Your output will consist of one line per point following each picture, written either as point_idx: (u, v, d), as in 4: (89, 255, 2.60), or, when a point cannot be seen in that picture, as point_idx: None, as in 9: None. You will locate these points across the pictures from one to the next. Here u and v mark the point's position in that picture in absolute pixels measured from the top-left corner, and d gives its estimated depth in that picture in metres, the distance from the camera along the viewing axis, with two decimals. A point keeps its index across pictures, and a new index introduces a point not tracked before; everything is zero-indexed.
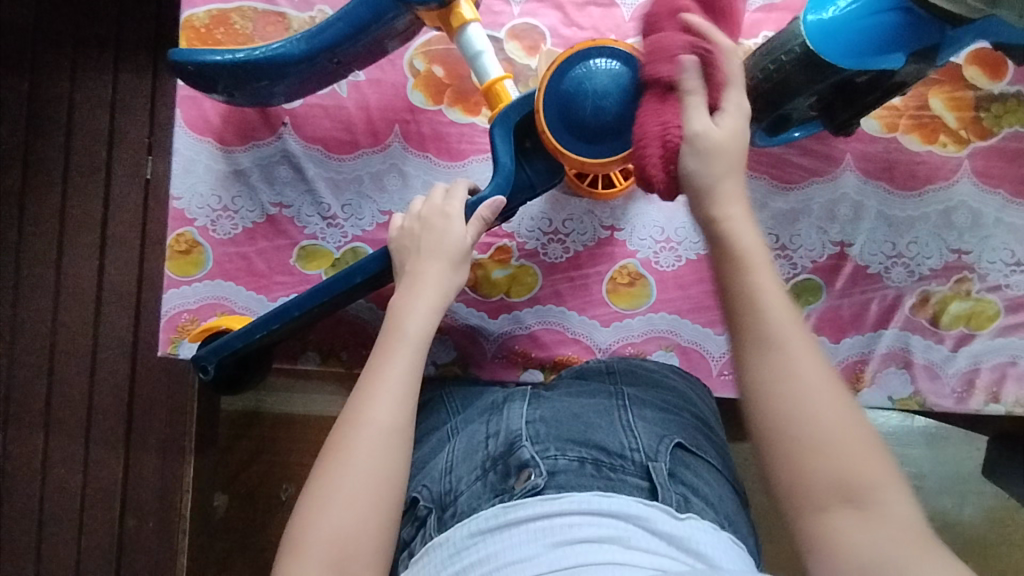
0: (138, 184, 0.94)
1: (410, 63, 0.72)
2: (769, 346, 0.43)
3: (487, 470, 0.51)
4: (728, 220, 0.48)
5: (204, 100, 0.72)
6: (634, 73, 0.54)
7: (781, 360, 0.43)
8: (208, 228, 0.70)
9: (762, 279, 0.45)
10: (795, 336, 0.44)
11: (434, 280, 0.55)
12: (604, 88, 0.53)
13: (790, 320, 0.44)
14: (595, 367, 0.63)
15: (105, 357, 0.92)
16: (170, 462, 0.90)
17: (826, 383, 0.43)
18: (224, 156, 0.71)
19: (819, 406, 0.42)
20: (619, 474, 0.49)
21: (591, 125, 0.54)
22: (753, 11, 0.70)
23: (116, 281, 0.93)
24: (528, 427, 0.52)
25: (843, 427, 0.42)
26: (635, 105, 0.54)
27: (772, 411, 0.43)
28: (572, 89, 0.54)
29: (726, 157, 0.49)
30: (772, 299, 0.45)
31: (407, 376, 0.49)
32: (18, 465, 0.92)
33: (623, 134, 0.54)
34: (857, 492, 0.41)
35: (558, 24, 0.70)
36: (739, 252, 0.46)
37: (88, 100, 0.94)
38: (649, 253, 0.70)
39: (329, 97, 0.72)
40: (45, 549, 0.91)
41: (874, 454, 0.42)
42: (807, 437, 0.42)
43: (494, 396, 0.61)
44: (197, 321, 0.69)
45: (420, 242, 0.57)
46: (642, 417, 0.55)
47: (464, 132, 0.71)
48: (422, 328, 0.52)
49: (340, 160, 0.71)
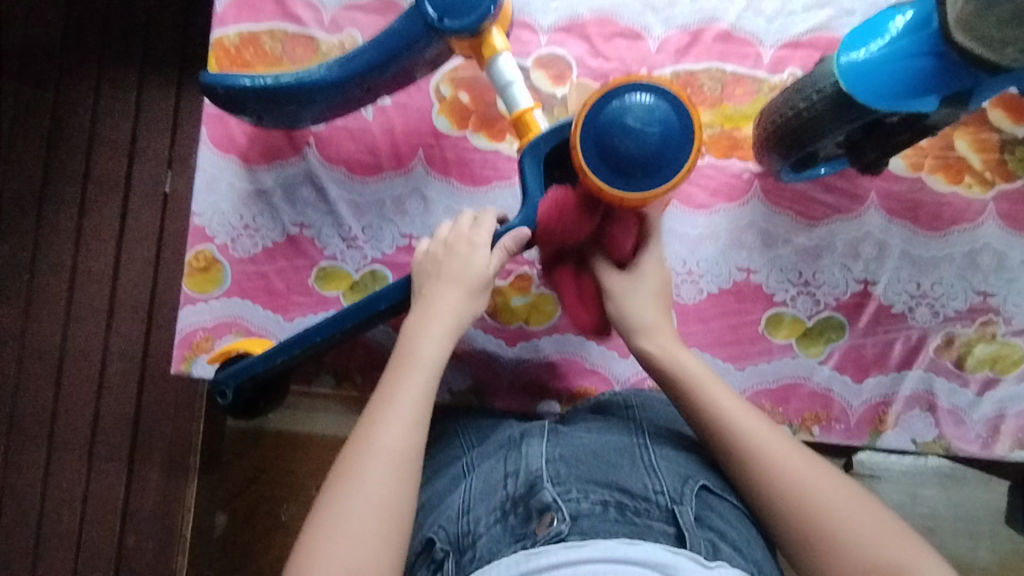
0: (157, 198, 0.94)
1: (437, 88, 0.72)
2: (746, 450, 0.51)
3: (507, 512, 0.49)
4: (665, 352, 0.57)
5: (230, 119, 0.72)
6: (679, 125, 0.49)
7: (754, 457, 0.50)
8: (228, 246, 0.70)
9: (712, 389, 0.54)
10: (763, 431, 0.51)
11: (449, 306, 0.55)
12: (647, 121, 0.48)
13: (750, 419, 0.52)
14: (615, 401, 0.62)
15: (112, 372, 0.92)
16: (173, 479, 0.89)
17: (803, 462, 0.50)
18: (248, 175, 0.71)
19: (750, 426, 0.52)
20: (643, 518, 0.48)
21: (612, 142, 0.49)
22: (779, 47, 0.70)
23: (130, 294, 0.93)
24: (548, 468, 0.51)
25: (830, 489, 0.48)
26: (675, 136, 0.49)
27: (766, 500, 0.49)
28: (616, 111, 0.48)
29: (642, 303, 0.59)
30: (725, 400, 0.53)
31: (418, 403, 0.49)
32: (17, 479, 0.91)
33: (638, 167, 0.49)
34: (882, 565, 0.44)
35: (585, 54, 0.71)
36: (687, 376, 0.55)
37: (111, 114, 0.95)
38: (670, 284, 0.68)
39: (354, 119, 0.72)
40: (39, 566, 0.89)
41: (876, 518, 0.47)
42: (806, 518, 0.47)
43: (511, 431, 0.60)
44: (212, 340, 0.69)
45: (441, 267, 0.57)
46: (664, 458, 0.54)
47: (488, 158, 0.71)
48: (436, 351, 0.52)
49: (363, 182, 0.71)
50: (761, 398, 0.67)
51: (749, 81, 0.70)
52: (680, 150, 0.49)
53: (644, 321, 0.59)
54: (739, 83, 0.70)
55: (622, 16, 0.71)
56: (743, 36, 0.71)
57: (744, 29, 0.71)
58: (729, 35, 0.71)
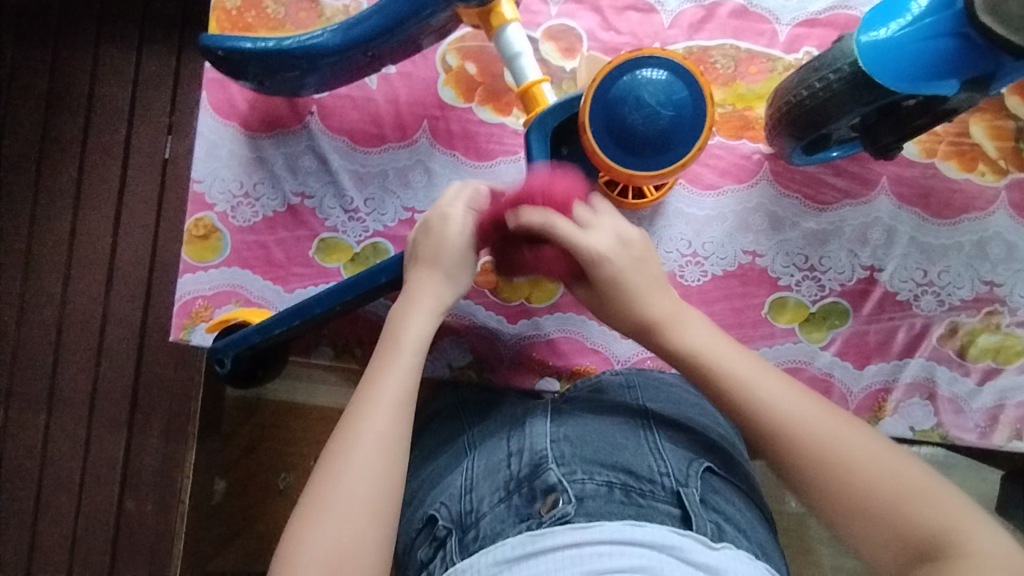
0: (156, 164, 0.93)
1: (443, 58, 0.70)
2: (767, 417, 0.46)
3: (511, 492, 0.49)
4: (663, 314, 0.52)
5: (231, 84, 0.71)
6: (693, 108, 0.48)
7: (776, 424, 0.46)
8: (228, 214, 0.69)
9: (719, 352, 0.50)
10: (784, 394, 0.47)
11: (432, 288, 0.54)
12: (661, 98, 0.47)
13: (765, 381, 0.48)
14: (616, 379, 0.61)
15: (112, 337, 0.92)
16: (172, 444, 0.91)
17: (828, 424, 0.46)
18: (248, 143, 0.70)
19: (782, 398, 0.47)
20: (649, 500, 0.48)
21: (622, 115, 0.48)
22: (795, 25, 0.69)
23: (130, 261, 0.93)
24: (553, 449, 0.51)
25: (863, 454, 0.44)
26: (689, 114, 0.48)
27: (795, 473, 0.45)
28: (631, 82, 0.47)
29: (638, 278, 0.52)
30: (734, 364, 0.49)
31: (402, 389, 0.48)
32: (17, 439, 0.92)
33: (643, 145, 0.48)
34: (923, 537, 0.41)
35: (596, 27, 0.69)
36: (690, 341, 0.50)
37: (110, 77, 0.94)
38: (674, 266, 0.67)
39: (358, 88, 0.70)
40: (39, 525, 0.91)
41: (918, 479, 0.43)
42: (838, 489, 0.44)
43: (513, 410, 0.59)
44: (211, 309, 0.69)
45: (421, 252, 0.56)
46: (669, 438, 0.53)
47: (494, 131, 0.69)
48: (418, 336, 0.51)
49: (365, 153, 0.70)
50: None
51: (763, 60, 0.68)
52: (692, 129, 0.48)
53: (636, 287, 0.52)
54: (753, 61, 0.68)
55: None
56: (759, 13, 0.69)
57: (760, 5, 0.69)
58: (744, 11, 0.69)
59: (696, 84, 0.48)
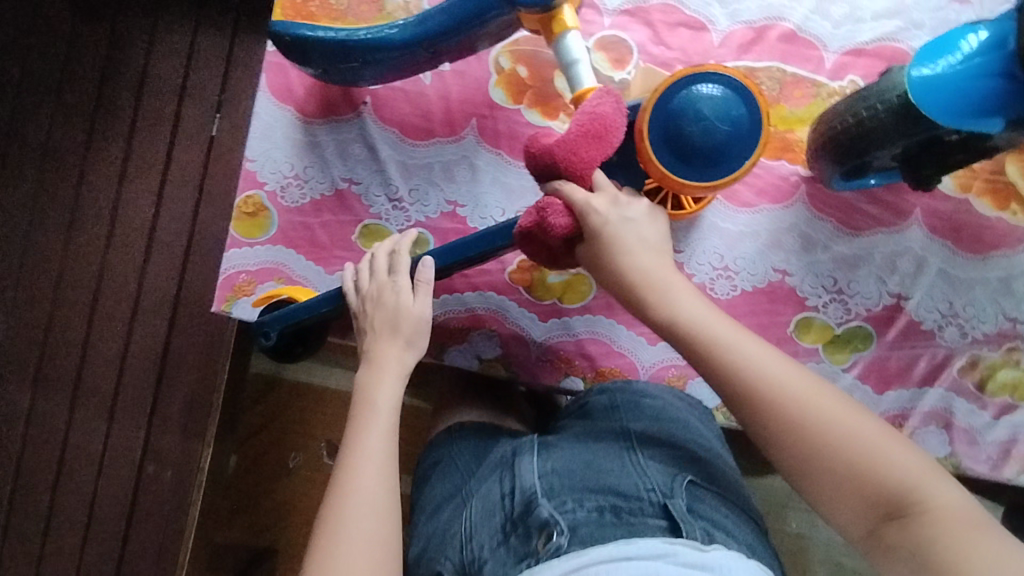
0: (203, 141, 0.97)
1: (496, 60, 0.72)
2: (752, 384, 0.49)
3: (508, 533, 0.52)
4: (649, 284, 0.54)
5: (291, 69, 0.73)
6: (750, 124, 0.50)
7: (760, 391, 0.48)
8: (277, 194, 0.72)
9: (704, 317, 0.52)
10: (765, 359, 0.49)
11: (392, 358, 0.59)
12: (720, 113, 0.49)
13: (748, 346, 0.50)
14: (601, 401, 0.64)
15: (147, 304, 0.96)
16: (197, 410, 0.95)
17: (809, 386, 0.48)
18: (302, 127, 0.73)
19: (765, 365, 0.49)
20: (638, 517, 0.51)
21: (680, 126, 0.49)
22: (842, 53, 0.70)
23: (170, 233, 0.96)
24: (542, 483, 0.54)
25: (841, 416, 0.47)
26: (744, 129, 0.50)
27: (779, 439, 0.48)
28: (693, 95, 0.49)
29: (640, 245, 0.55)
30: (721, 329, 0.51)
31: (383, 443, 0.55)
32: (48, 394, 0.96)
33: (698, 157, 0.50)
34: (896, 496, 0.44)
35: (647, 40, 0.71)
36: (676, 311, 0.52)
37: (166, 54, 0.97)
38: (705, 278, 0.69)
39: (412, 82, 0.73)
40: (63, 476, 0.95)
41: (886, 441, 0.46)
42: (820, 450, 0.46)
43: (502, 450, 0.62)
44: (254, 284, 0.71)
45: (373, 321, 0.61)
46: (652, 457, 0.56)
47: (540, 134, 0.71)
48: (390, 397, 0.58)
49: (413, 146, 0.72)
50: None
51: (807, 85, 0.70)
52: (745, 144, 0.50)
53: (637, 267, 0.54)
54: (798, 85, 0.70)
55: (688, 6, 0.71)
56: (808, 39, 0.70)
57: (810, 31, 0.70)
58: (793, 36, 0.70)
59: (751, 101, 0.50)
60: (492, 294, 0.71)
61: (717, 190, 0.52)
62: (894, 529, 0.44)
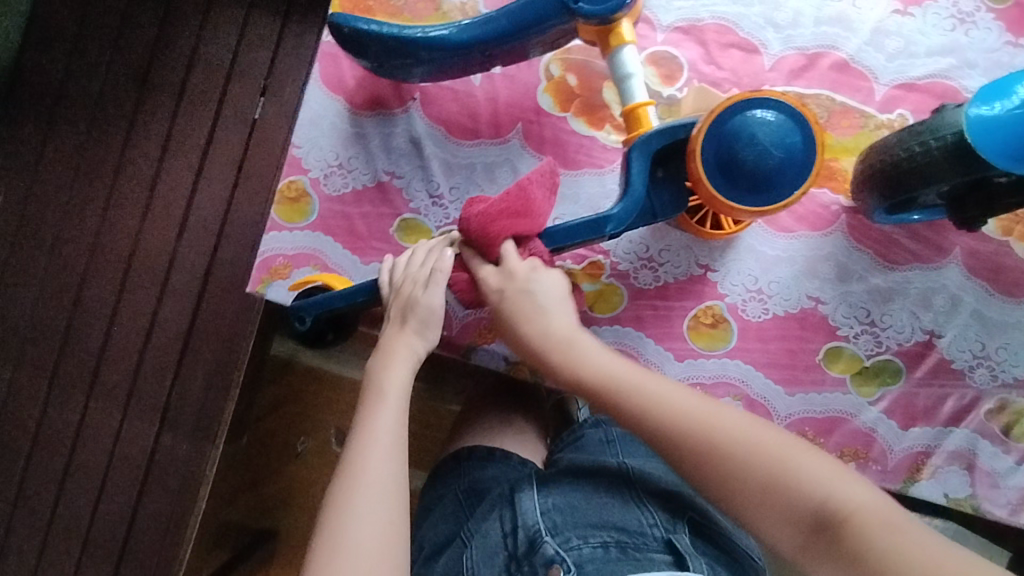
0: (245, 123, 0.98)
1: (546, 67, 0.73)
2: (647, 423, 0.48)
3: (513, 572, 0.55)
4: (559, 331, 0.54)
5: (343, 60, 0.74)
6: (804, 151, 0.50)
7: (657, 426, 0.48)
8: (320, 181, 0.73)
9: (600, 357, 0.52)
10: (658, 390, 0.49)
11: (404, 352, 0.60)
12: (774, 139, 0.49)
13: (643, 379, 0.50)
14: (595, 436, 0.67)
15: (177, 279, 0.98)
16: (216, 386, 0.96)
17: (705, 411, 0.48)
18: (350, 118, 0.73)
19: (663, 395, 0.49)
20: (643, 552, 0.55)
21: (734, 150, 0.49)
22: (893, 86, 0.70)
23: (206, 210, 0.98)
24: (544, 520, 0.57)
25: (740, 436, 0.46)
26: (798, 155, 0.50)
27: (692, 474, 0.47)
28: (751, 119, 0.49)
29: (548, 299, 0.55)
30: (618, 367, 0.51)
31: (392, 428, 0.55)
32: (74, 357, 0.98)
33: (748, 181, 0.50)
34: (818, 510, 0.42)
35: (698, 59, 0.71)
36: (578, 352, 0.53)
37: (217, 34, 0.99)
38: (737, 299, 0.69)
39: (462, 83, 0.74)
40: (81, 440, 0.97)
41: (797, 452, 0.45)
42: (726, 478, 0.45)
43: (497, 485, 0.64)
44: (290, 268, 0.72)
45: (395, 311, 0.62)
46: (650, 489, 0.60)
47: (583, 143, 0.72)
48: (400, 381, 0.58)
49: (458, 145, 0.73)
50: (804, 425, 0.68)
51: (855, 115, 0.70)
52: (799, 170, 0.50)
53: (540, 320, 0.54)
54: (846, 115, 0.70)
55: (742, 28, 0.71)
56: (860, 69, 0.70)
57: (862, 62, 0.71)
58: (845, 65, 0.70)
59: (806, 127, 0.50)
60: None
61: (767, 215, 0.52)
62: (829, 546, 0.41)
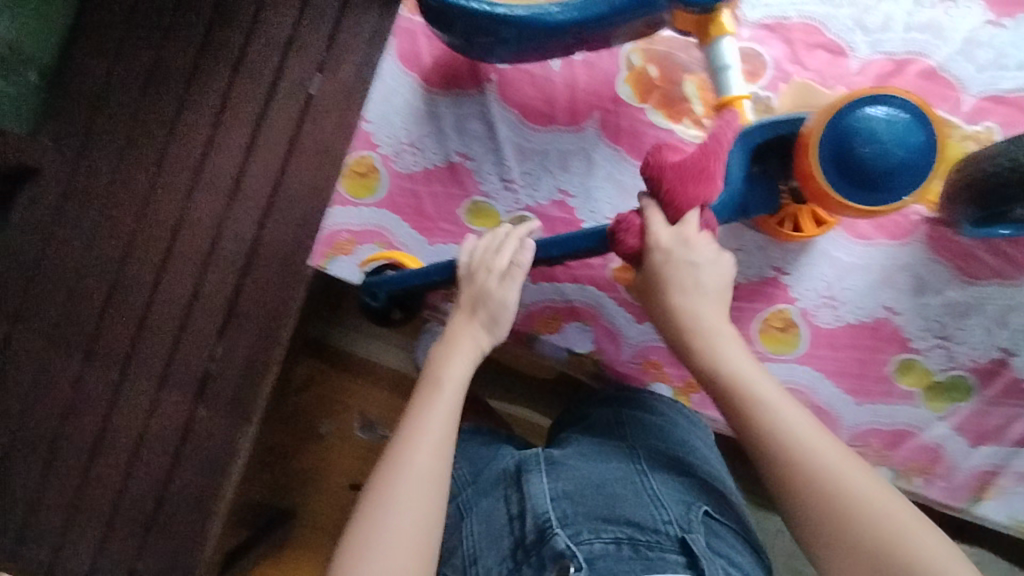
0: (301, 97, 0.97)
1: (627, 56, 0.72)
2: (772, 433, 0.50)
3: (519, 560, 0.54)
4: (696, 325, 0.55)
5: (420, 37, 0.73)
6: (925, 149, 0.49)
7: (779, 439, 0.49)
8: (390, 158, 0.72)
9: (741, 361, 0.53)
10: (791, 410, 0.51)
11: (468, 346, 0.59)
12: (895, 137, 0.48)
13: (777, 393, 0.52)
14: (606, 416, 0.66)
15: (223, 250, 0.97)
16: (255, 361, 0.95)
17: (832, 444, 0.49)
18: (424, 95, 0.72)
19: (795, 417, 0.50)
20: (657, 551, 0.53)
21: (851, 148, 0.49)
22: (981, 98, 0.69)
23: (256, 183, 0.97)
24: (555, 509, 0.55)
25: (859, 478, 0.47)
26: (918, 153, 0.49)
27: (791, 493, 0.48)
28: (871, 115, 0.48)
29: (696, 283, 0.55)
30: (753, 375, 0.53)
31: (442, 426, 0.53)
32: (115, 322, 0.97)
33: (865, 179, 0.50)
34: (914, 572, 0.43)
35: (784, 57, 0.70)
36: (713, 351, 0.54)
37: (278, 7, 0.98)
38: (809, 304, 0.68)
39: (540, 67, 0.72)
40: (117, 406, 0.96)
41: (909, 515, 0.45)
42: (832, 504, 0.46)
43: (504, 460, 0.63)
44: (354, 244, 0.71)
45: (466, 300, 0.61)
46: (665, 484, 0.58)
47: (661, 135, 0.71)
48: (459, 376, 0.57)
49: (532, 130, 0.72)
50: (871, 436, 0.68)
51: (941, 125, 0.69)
52: (918, 168, 0.49)
53: (687, 309, 0.55)
54: None
55: (830, 28, 0.70)
56: (948, 79, 0.69)
57: (951, 71, 0.69)
58: (933, 73, 0.69)
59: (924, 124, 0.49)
60: (591, 288, 0.70)
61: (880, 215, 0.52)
62: None
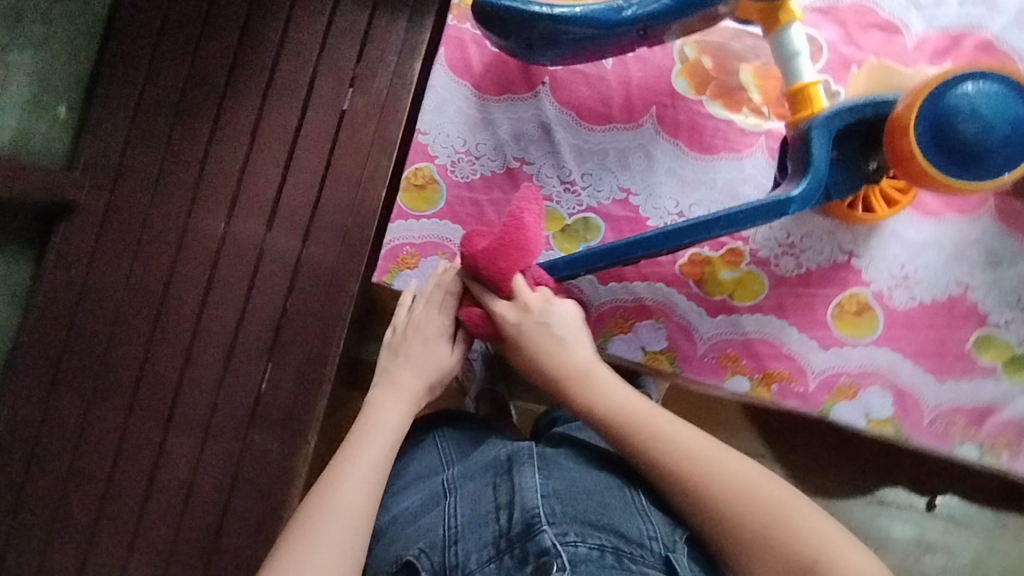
0: (335, 112, 0.96)
1: (681, 49, 0.71)
2: (677, 462, 0.52)
3: (501, 551, 0.54)
4: (585, 368, 0.58)
5: (469, 44, 0.72)
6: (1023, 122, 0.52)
7: (683, 466, 0.52)
8: (447, 168, 0.71)
9: (628, 397, 0.56)
10: (684, 435, 0.53)
11: (409, 393, 0.62)
12: (993, 111, 0.51)
13: (667, 421, 0.54)
14: None
15: (266, 273, 0.95)
16: (307, 382, 0.94)
17: (741, 466, 0.51)
18: (478, 103, 0.72)
19: (693, 441, 0.53)
20: (638, 565, 0.52)
21: (950, 127, 0.52)
22: None
23: (295, 202, 0.95)
24: (545, 504, 0.54)
25: (773, 495, 0.49)
26: (1017, 125, 0.52)
27: (710, 516, 0.50)
28: (966, 93, 0.52)
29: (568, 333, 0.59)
30: (632, 403, 0.55)
31: (380, 458, 0.56)
32: (161, 353, 0.95)
33: (964, 155, 0.53)
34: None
35: (839, 40, 0.69)
36: (597, 390, 0.57)
37: (305, 22, 0.97)
38: (883, 286, 0.68)
39: (592, 66, 0.72)
40: (168, 438, 0.94)
41: (827, 527, 0.48)
42: (755, 523, 0.48)
43: (493, 451, 0.62)
44: (418, 257, 0.70)
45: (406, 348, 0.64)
46: (653, 502, 0.57)
47: (720, 127, 0.70)
48: (397, 422, 0.59)
49: (589, 130, 0.71)
50: (955, 414, 0.67)
51: None
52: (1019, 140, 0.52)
53: (565, 358, 0.58)
54: None
55: (883, 8, 0.70)
56: (1005, 50, 0.69)
57: (1008, 43, 0.69)
58: (991, 46, 0.69)
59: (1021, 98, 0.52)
60: (661, 285, 0.69)
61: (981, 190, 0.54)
62: None
